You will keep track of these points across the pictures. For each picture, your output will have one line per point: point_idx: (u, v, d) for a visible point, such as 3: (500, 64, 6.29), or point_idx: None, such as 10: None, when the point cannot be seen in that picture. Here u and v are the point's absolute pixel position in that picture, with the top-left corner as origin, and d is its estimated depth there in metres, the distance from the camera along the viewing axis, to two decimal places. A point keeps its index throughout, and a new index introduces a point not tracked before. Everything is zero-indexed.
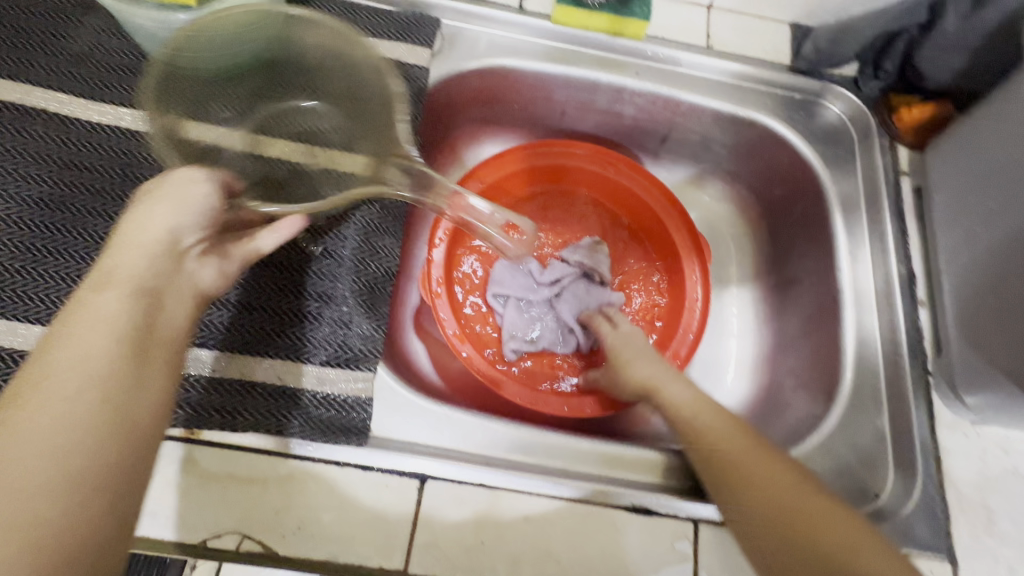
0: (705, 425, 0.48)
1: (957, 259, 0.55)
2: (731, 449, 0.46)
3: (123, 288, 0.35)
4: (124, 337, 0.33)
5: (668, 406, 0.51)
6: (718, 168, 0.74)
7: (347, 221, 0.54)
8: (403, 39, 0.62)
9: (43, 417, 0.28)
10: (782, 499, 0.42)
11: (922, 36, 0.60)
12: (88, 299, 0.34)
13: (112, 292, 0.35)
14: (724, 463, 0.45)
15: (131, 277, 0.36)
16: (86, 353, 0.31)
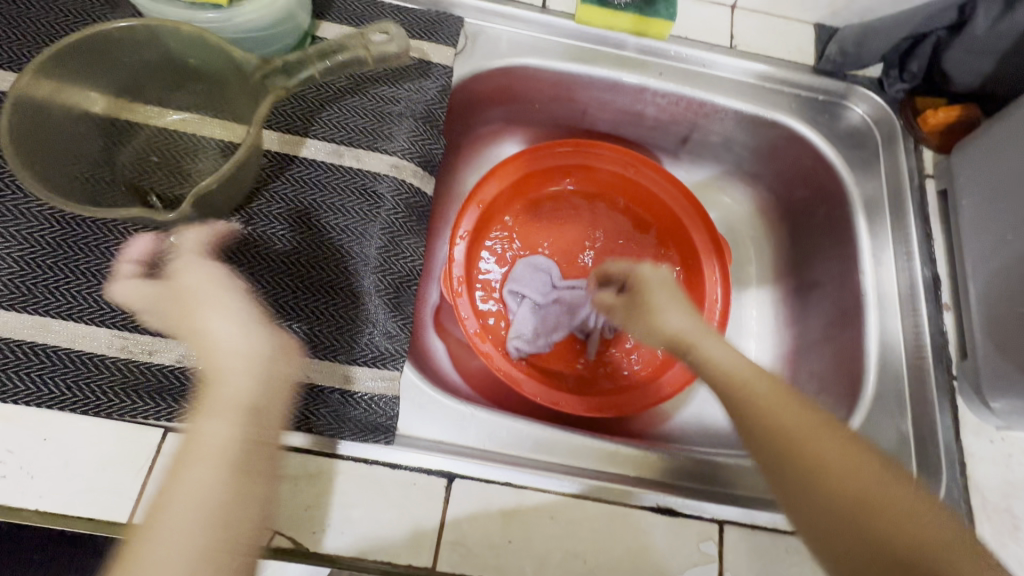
0: (767, 397, 0.39)
1: (985, 264, 0.54)
2: (798, 430, 0.37)
3: (219, 413, 0.36)
4: (223, 472, 0.33)
5: (702, 362, 0.43)
6: (738, 169, 0.74)
7: (372, 220, 0.54)
8: (427, 37, 0.62)
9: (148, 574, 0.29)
10: (894, 517, 0.34)
11: (950, 36, 0.59)
12: (200, 429, 0.35)
13: (208, 421, 0.36)
14: (791, 441, 0.37)
15: (222, 399, 0.37)
16: (193, 503, 0.32)
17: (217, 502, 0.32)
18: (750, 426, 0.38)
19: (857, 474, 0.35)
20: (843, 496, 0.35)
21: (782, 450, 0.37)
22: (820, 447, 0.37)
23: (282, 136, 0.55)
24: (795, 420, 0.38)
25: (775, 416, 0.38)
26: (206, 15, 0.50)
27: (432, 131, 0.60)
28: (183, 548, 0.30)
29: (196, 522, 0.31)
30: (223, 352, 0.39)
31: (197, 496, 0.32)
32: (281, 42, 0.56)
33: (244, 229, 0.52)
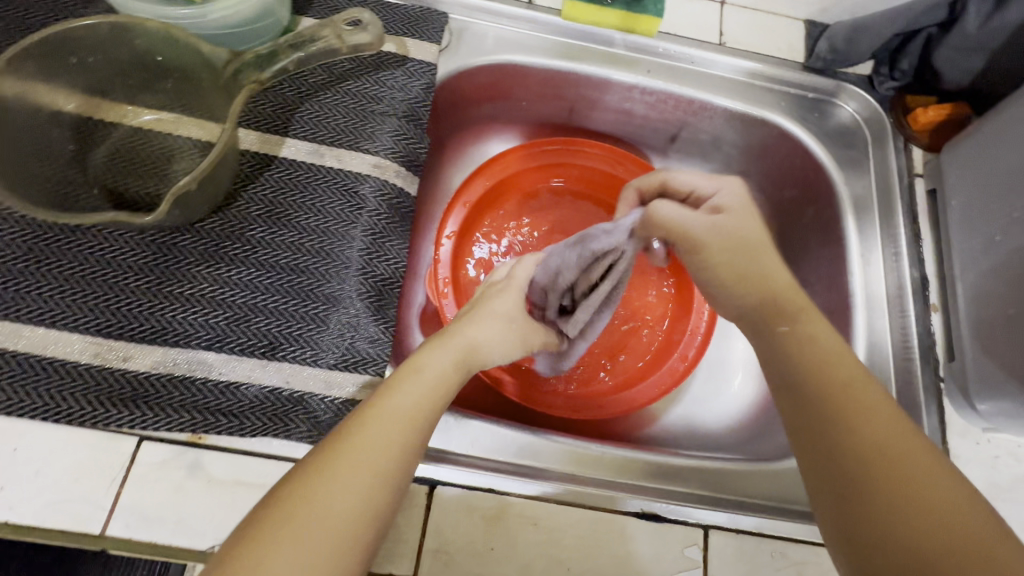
0: (866, 405, 0.38)
1: (975, 264, 0.54)
2: (873, 444, 0.36)
3: (449, 347, 0.45)
4: (433, 397, 0.41)
5: (804, 335, 0.42)
6: (727, 168, 0.73)
7: (354, 221, 0.53)
8: (411, 33, 0.61)
9: (364, 457, 0.35)
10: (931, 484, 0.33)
11: (941, 34, 0.59)
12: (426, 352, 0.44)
13: (441, 353, 0.44)
14: (834, 393, 0.39)
15: (463, 352, 0.46)
16: (404, 414, 0.39)
17: (424, 418, 0.40)
18: (814, 420, 0.39)
19: (901, 441, 0.36)
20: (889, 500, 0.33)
21: (849, 451, 0.36)
22: (901, 460, 0.34)
23: (262, 135, 0.54)
24: (881, 431, 0.36)
25: (852, 420, 0.37)
26: (178, 11, 0.48)
27: (417, 130, 0.58)
28: (391, 446, 0.37)
29: (404, 428, 0.38)
30: (477, 325, 0.49)
31: (413, 406, 0.39)
32: (260, 36, 0.55)
33: (221, 230, 0.50)
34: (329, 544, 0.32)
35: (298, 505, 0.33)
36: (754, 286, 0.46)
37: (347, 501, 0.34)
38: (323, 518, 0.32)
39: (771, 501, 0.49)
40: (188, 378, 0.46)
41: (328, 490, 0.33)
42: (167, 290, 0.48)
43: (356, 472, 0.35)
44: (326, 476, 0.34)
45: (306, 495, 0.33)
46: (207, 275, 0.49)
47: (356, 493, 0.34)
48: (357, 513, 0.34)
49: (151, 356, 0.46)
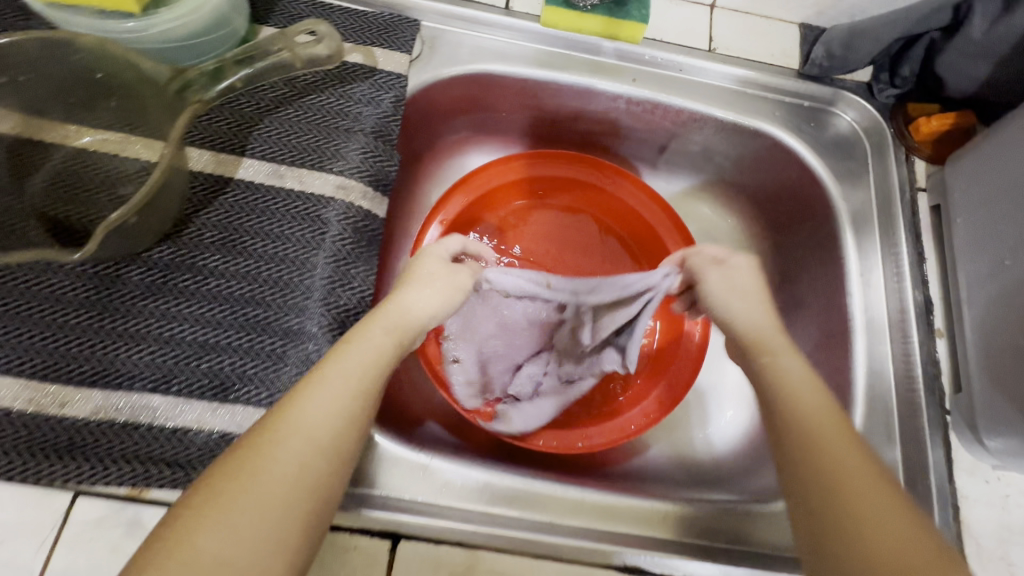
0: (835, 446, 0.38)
1: (982, 289, 0.50)
2: (849, 474, 0.36)
3: (381, 326, 0.42)
4: (369, 370, 0.39)
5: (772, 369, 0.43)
6: (720, 180, 0.69)
7: (316, 248, 0.50)
8: (379, 42, 0.57)
9: (297, 430, 0.34)
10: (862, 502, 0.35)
11: (943, 39, 0.55)
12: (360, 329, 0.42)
13: (374, 326, 0.42)
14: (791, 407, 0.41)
15: (399, 323, 0.44)
16: (339, 388, 0.37)
17: (359, 390, 0.38)
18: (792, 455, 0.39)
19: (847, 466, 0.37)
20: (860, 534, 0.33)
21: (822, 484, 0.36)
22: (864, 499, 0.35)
23: (217, 155, 0.50)
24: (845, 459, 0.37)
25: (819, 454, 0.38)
26: (121, 25, 0.44)
27: (386, 147, 0.55)
28: (326, 419, 0.35)
29: (338, 403, 0.36)
30: (412, 292, 0.47)
31: (346, 380, 0.38)
32: (216, 48, 0.50)
33: (171, 260, 0.47)
34: (263, 514, 0.30)
35: (228, 483, 0.31)
36: (742, 314, 0.47)
37: (282, 472, 0.32)
38: (252, 493, 0.31)
39: (765, 550, 0.46)
40: (132, 425, 0.42)
41: (258, 464, 0.32)
42: (109, 327, 0.44)
43: (289, 446, 0.33)
44: (255, 451, 0.33)
45: (236, 471, 0.32)
46: (154, 309, 0.45)
47: (292, 463, 0.33)
48: (293, 485, 0.32)
49: (91, 401, 0.42)
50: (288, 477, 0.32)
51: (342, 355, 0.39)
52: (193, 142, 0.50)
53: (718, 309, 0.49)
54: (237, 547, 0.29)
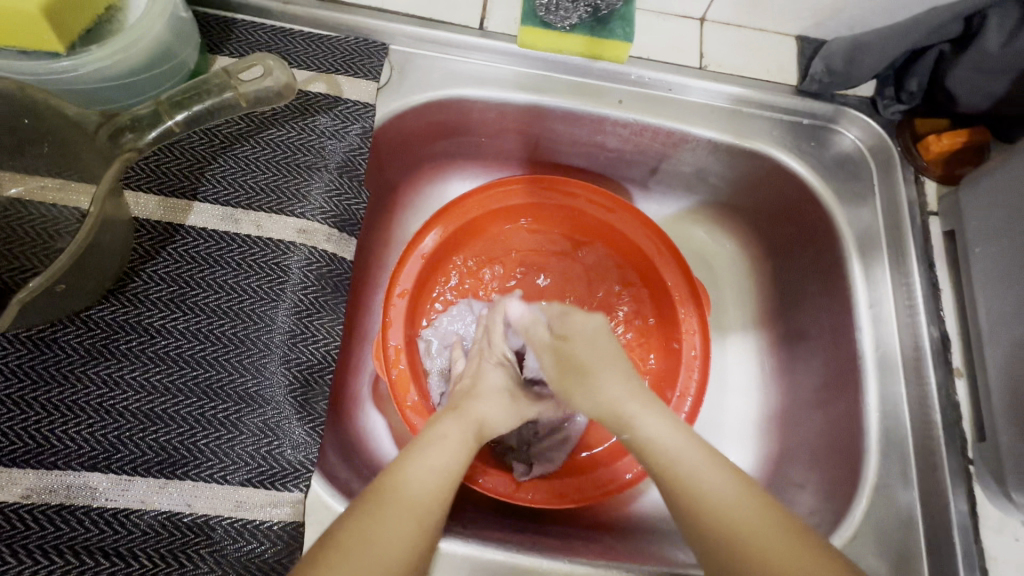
0: (700, 483, 0.40)
1: (1005, 328, 0.45)
2: (726, 507, 0.39)
3: (465, 420, 0.47)
4: (458, 457, 0.44)
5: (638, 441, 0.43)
6: (715, 203, 0.64)
7: (276, 300, 0.45)
8: (344, 70, 0.53)
9: (405, 506, 0.38)
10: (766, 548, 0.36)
11: (955, 52, 0.50)
12: (443, 417, 0.47)
13: (460, 420, 0.47)
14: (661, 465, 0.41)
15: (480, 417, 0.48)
16: (436, 471, 0.41)
17: (450, 476, 0.42)
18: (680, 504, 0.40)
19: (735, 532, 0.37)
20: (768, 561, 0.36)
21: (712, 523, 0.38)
22: (761, 535, 0.37)
23: (165, 201, 0.46)
24: (734, 505, 0.39)
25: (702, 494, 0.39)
26: (53, 64, 0.40)
27: (353, 184, 0.50)
28: (426, 497, 0.39)
29: (436, 484, 0.41)
30: (486, 400, 0.49)
31: (441, 464, 0.42)
32: (162, 83, 0.47)
33: (114, 319, 0.43)
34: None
35: (354, 551, 0.35)
36: (602, 384, 0.45)
37: (398, 543, 0.36)
38: (369, 562, 0.34)
39: None
40: (68, 509, 0.38)
41: (375, 533, 0.36)
42: (45, 397, 0.40)
43: (400, 522, 0.37)
44: (373, 519, 0.37)
45: (356, 538, 0.35)
46: (95, 376, 0.41)
47: (404, 538, 0.37)
48: (404, 560, 0.36)
49: (22, 483, 0.38)
50: (401, 549, 0.36)
51: (432, 441, 0.44)
52: (140, 187, 0.46)
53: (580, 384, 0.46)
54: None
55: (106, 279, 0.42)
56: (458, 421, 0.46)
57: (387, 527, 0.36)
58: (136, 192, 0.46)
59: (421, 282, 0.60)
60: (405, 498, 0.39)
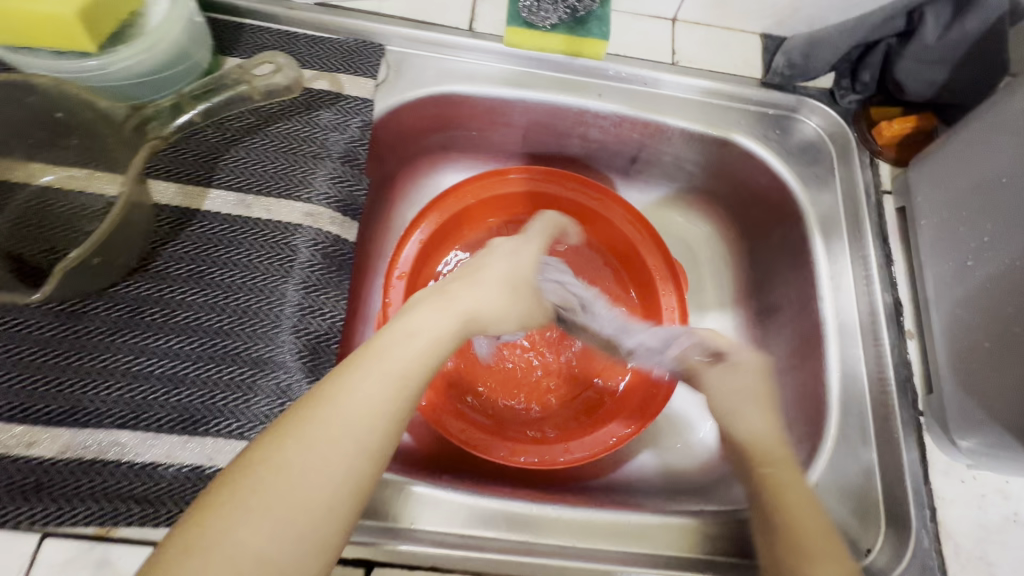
0: (780, 478, 0.45)
1: (948, 291, 0.51)
2: (797, 507, 0.43)
3: (450, 311, 0.41)
4: (425, 361, 0.38)
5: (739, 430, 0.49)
6: (692, 189, 0.69)
7: (286, 276, 0.50)
8: (345, 68, 0.57)
9: (341, 427, 0.33)
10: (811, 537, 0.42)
11: (901, 45, 0.56)
12: (413, 312, 0.40)
13: (444, 312, 0.41)
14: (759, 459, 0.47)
15: (468, 312, 0.42)
16: (390, 382, 0.36)
17: (410, 387, 0.36)
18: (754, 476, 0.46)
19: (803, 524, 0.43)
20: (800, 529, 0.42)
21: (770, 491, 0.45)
22: (811, 529, 0.42)
23: (184, 189, 0.51)
24: (804, 505, 0.43)
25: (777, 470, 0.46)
26: (82, 63, 0.45)
27: (354, 172, 0.55)
28: (372, 416, 0.34)
29: (391, 397, 0.35)
30: (492, 299, 0.44)
31: (396, 375, 0.36)
32: (181, 82, 0.51)
33: (139, 294, 0.47)
34: (296, 522, 0.31)
35: (274, 478, 0.31)
36: (732, 385, 0.51)
37: (329, 472, 0.32)
38: (287, 498, 0.31)
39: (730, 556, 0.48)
40: (100, 462, 0.42)
41: (301, 458, 0.32)
42: (77, 364, 0.44)
43: (335, 444, 0.33)
44: (298, 440, 0.33)
45: (276, 462, 0.32)
46: (122, 344, 0.45)
47: (336, 464, 0.32)
48: (335, 490, 0.32)
49: (58, 440, 0.42)
50: (329, 478, 0.32)
51: (392, 345, 0.37)
52: (160, 176, 0.51)
53: (731, 421, 0.50)
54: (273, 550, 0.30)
55: (132, 257, 0.46)
56: (448, 314, 0.41)
57: (312, 456, 0.32)
58: (157, 180, 0.50)
59: (417, 260, 0.64)
60: (339, 417, 0.34)
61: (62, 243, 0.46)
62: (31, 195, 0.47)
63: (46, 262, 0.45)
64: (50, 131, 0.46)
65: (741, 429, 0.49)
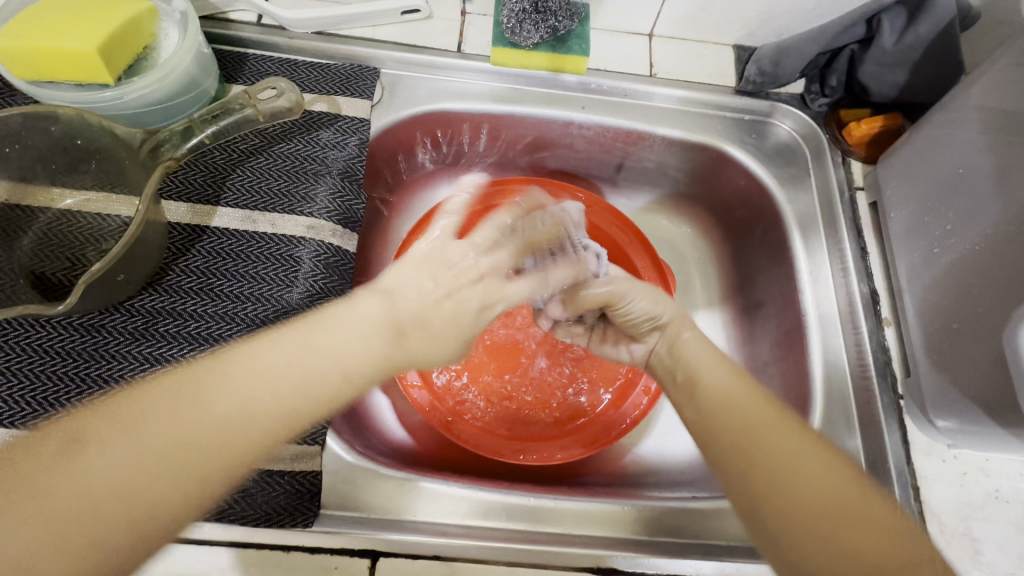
0: (724, 390, 0.41)
1: (919, 279, 0.53)
2: (748, 421, 0.39)
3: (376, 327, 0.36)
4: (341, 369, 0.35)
5: (679, 345, 0.47)
6: (676, 194, 0.72)
7: (290, 285, 0.53)
8: (342, 90, 0.61)
9: (214, 391, 0.32)
10: (775, 451, 0.37)
11: (863, 51, 0.60)
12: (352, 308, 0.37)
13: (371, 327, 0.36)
14: (699, 386, 0.43)
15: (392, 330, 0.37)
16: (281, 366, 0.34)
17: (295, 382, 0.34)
18: (703, 427, 0.41)
19: (757, 441, 0.38)
20: (782, 472, 0.36)
21: (739, 443, 0.39)
22: (778, 445, 0.37)
23: (193, 208, 0.54)
24: (755, 418, 0.39)
25: (729, 408, 0.40)
26: (97, 94, 0.48)
27: (354, 187, 0.58)
28: (249, 396, 0.32)
29: (281, 382, 0.33)
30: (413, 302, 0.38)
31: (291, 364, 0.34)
32: (188, 109, 0.55)
33: (153, 306, 0.50)
34: (71, 521, 0.28)
35: (67, 461, 0.28)
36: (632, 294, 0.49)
37: (187, 431, 0.31)
38: (124, 439, 0.30)
39: (721, 540, 0.49)
40: None
41: (173, 415, 0.31)
42: (96, 373, 0.47)
43: (201, 402, 0.32)
44: (108, 417, 0.30)
45: (138, 405, 0.31)
46: (139, 353, 0.48)
47: (171, 457, 0.30)
48: (167, 481, 0.30)
49: None
50: (122, 474, 0.29)
51: (311, 327, 0.36)
52: (173, 198, 0.54)
53: (682, 353, 0.46)
54: (28, 550, 0.27)
55: (146, 270, 0.49)
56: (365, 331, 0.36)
57: (169, 412, 0.31)
58: (170, 202, 0.54)
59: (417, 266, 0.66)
60: (219, 384, 0.32)
61: (83, 261, 0.49)
62: (51, 217, 0.50)
63: (71, 280, 0.48)
64: (70, 158, 0.49)
65: (681, 343, 0.47)
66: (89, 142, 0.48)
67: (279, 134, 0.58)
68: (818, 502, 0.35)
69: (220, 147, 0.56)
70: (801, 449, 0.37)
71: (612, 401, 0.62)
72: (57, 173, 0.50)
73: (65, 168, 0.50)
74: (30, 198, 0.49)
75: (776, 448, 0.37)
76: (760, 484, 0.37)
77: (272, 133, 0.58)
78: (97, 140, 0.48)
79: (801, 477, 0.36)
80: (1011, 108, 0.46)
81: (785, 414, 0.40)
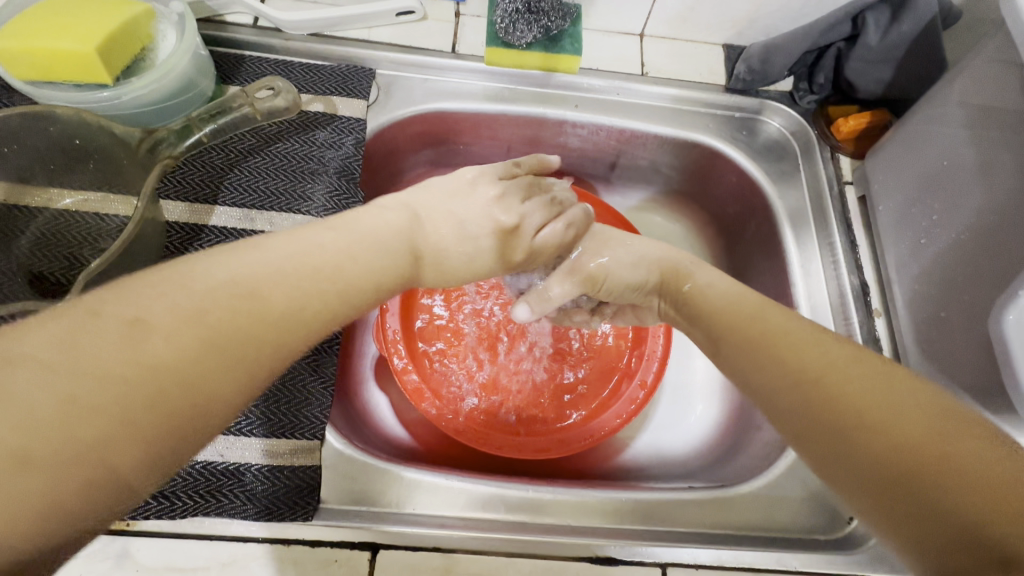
0: (776, 332, 0.35)
1: (908, 270, 0.55)
2: (821, 366, 0.32)
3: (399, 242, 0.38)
4: (364, 266, 0.35)
5: (698, 289, 0.42)
6: (669, 190, 0.73)
7: None
8: (337, 90, 0.62)
9: (258, 277, 0.30)
10: (859, 394, 0.30)
11: (849, 48, 0.61)
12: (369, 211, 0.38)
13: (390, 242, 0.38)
14: (739, 331, 0.37)
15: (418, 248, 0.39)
16: (310, 252, 0.33)
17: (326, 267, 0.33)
18: (764, 382, 0.34)
19: (840, 388, 0.30)
20: (875, 415, 0.29)
21: (818, 393, 0.31)
22: (864, 390, 0.30)
23: (190, 208, 0.54)
24: (825, 361, 0.32)
25: (790, 354, 0.33)
26: (95, 95, 0.49)
27: (350, 185, 0.58)
28: (289, 278, 0.31)
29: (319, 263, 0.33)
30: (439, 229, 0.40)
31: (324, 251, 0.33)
32: (184, 109, 0.56)
33: None
34: (97, 399, 0.24)
35: (129, 340, 0.26)
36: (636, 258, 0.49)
37: (230, 312, 0.28)
38: (165, 313, 0.27)
39: (717, 528, 0.49)
40: None
41: (200, 296, 0.28)
42: None
43: (247, 284, 0.30)
44: (164, 300, 0.27)
45: (166, 285, 0.28)
46: None
47: (209, 338, 0.27)
48: (207, 366, 0.27)
49: None
50: (183, 363, 0.26)
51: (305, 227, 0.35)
52: (170, 197, 0.54)
53: (699, 300, 0.42)
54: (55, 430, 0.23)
55: None
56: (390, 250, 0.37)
57: (212, 292, 0.28)
58: (167, 201, 0.54)
59: None
60: (255, 269, 0.30)
61: (82, 259, 0.49)
62: (49, 216, 0.50)
63: (70, 278, 0.49)
64: (67, 159, 0.50)
65: (702, 286, 0.43)
66: (86, 142, 0.49)
67: (275, 134, 0.59)
68: (935, 446, 0.26)
69: (216, 147, 0.57)
70: (892, 387, 0.30)
71: (608, 398, 0.63)
72: (55, 174, 0.50)
73: (63, 168, 0.50)
74: (26, 198, 0.49)
75: (867, 396, 0.30)
76: (847, 444, 0.29)
77: (267, 134, 0.59)
78: (94, 140, 0.49)
79: (899, 419, 0.28)
80: (994, 102, 0.47)
81: (853, 351, 0.33)
